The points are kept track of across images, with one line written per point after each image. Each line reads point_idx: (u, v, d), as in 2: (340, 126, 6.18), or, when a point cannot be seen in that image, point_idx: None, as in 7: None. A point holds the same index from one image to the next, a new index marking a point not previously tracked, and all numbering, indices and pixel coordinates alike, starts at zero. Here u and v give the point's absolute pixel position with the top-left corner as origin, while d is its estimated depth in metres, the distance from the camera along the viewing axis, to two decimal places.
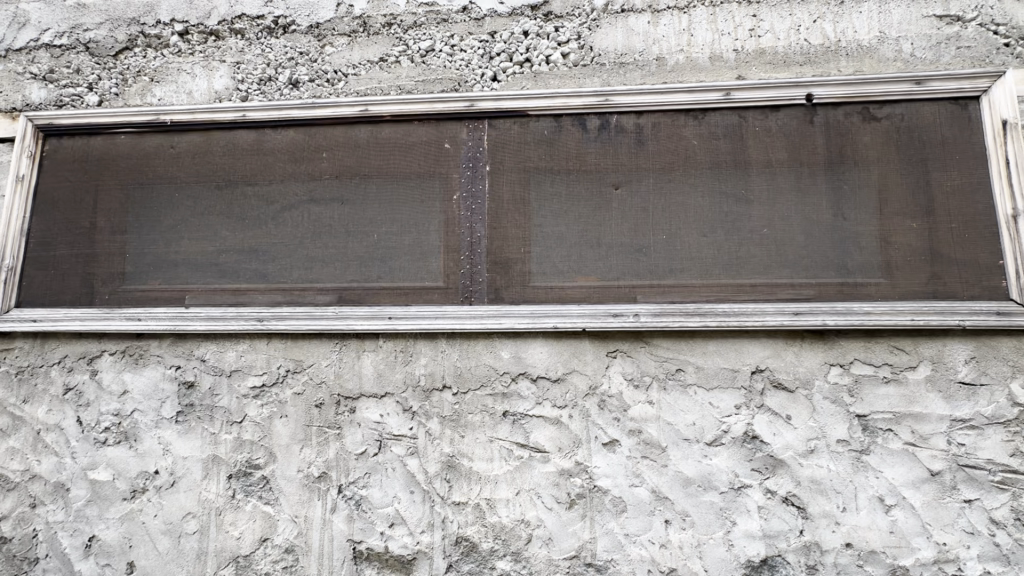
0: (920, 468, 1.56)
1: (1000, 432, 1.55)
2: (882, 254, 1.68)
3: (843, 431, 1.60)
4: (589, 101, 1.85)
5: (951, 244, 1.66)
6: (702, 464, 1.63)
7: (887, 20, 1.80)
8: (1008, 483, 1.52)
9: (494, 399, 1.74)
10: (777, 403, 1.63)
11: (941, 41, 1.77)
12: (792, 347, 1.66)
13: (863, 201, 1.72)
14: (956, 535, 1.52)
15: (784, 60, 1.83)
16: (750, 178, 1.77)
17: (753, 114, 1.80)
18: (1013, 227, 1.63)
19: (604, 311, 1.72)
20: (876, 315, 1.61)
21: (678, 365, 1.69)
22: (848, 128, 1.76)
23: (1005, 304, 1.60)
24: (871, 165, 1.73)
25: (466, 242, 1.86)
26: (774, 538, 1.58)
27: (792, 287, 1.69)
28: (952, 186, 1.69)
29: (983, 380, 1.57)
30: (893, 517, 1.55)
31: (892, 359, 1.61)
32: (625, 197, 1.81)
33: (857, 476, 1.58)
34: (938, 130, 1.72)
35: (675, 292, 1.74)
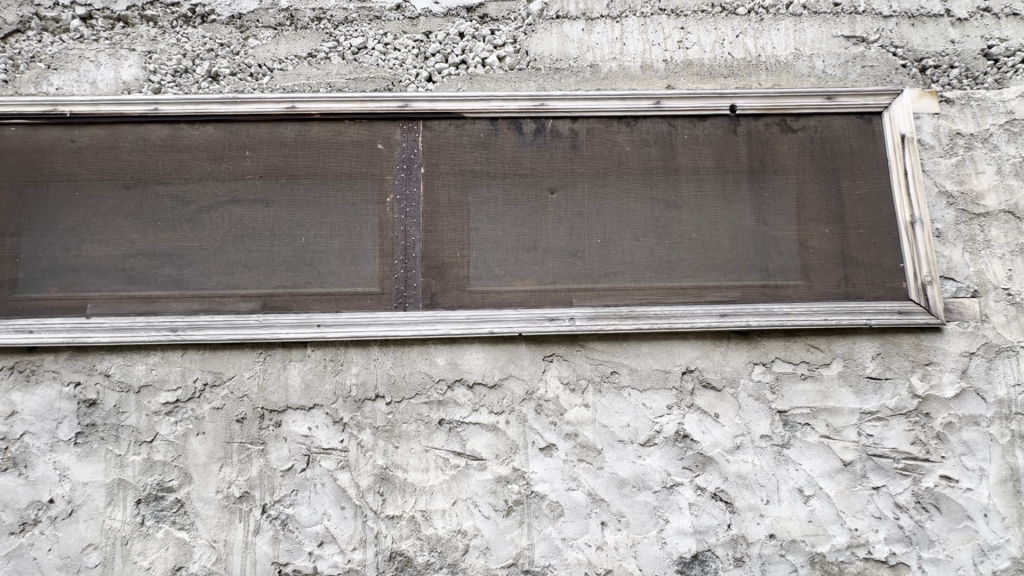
0: (834, 459, 1.65)
1: (902, 422, 1.67)
2: (799, 258, 1.78)
3: (766, 427, 1.67)
4: (525, 105, 1.86)
5: (858, 248, 1.78)
6: (636, 464, 1.66)
7: (801, 38, 1.92)
8: (909, 469, 1.64)
9: (429, 407, 1.70)
10: (705, 402, 1.69)
11: (848, 60, 1.91)
12: (718, 347, 1.72)
13: (781, 208, 1.81)
14: (866, 520, 1.62)
15: (709, 72, 1.91)
16: (679, 184, 1.83)
17: (682, 122, 1.86)
18: (911, 232, 1.77)
19: (540, 315, 1.72)
20: (793, 315, 1.71)
21: (612, 368, 1.71)
22: (768, 138, 1.85)
23: (906, 304, 1.73)
24: (789, 174, 1.83)
25: (400, 246, 1.80)
26: (704, 534, 1.63)
27: (719, 289, 1.76)
28: (860, 194, 1.82)
29: (888, 375, 1.69)
30: (811, 507, 1.63)
31: (809, 357, 1.71)
32: (561, 202, 1.82)
33: (778, 469, 1.65)
34: (846, 142, 1.85)
35: (610, 295, 1.76)
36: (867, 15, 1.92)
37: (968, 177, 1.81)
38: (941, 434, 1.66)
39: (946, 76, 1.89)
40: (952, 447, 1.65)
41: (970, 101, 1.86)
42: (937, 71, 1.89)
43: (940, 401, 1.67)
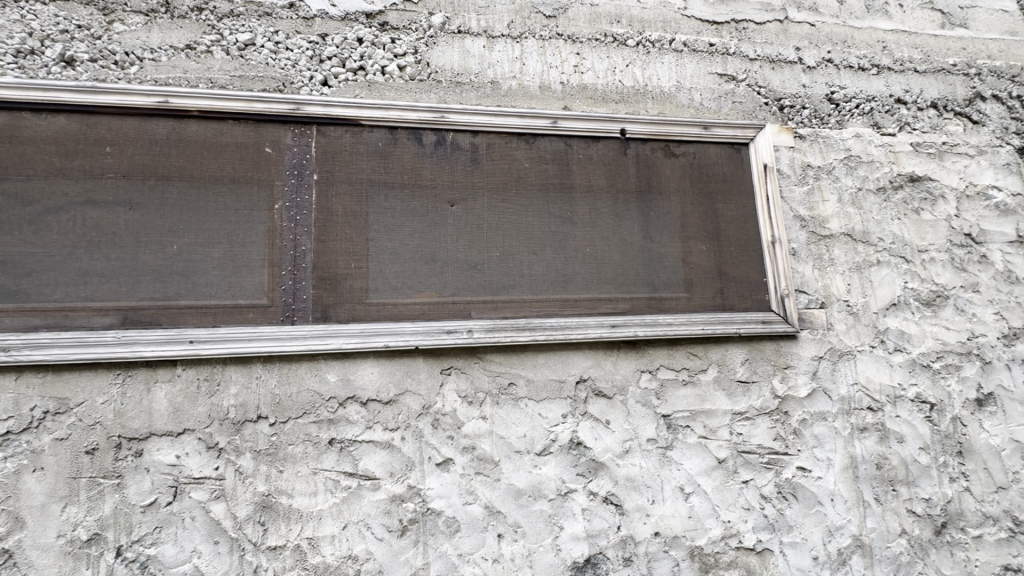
0: (710, 457, 1.80)
1: (766, 421, 1.86)
2: (681, 272, 1.93)
3: (651, 430, 1.78)
4: (425, 116, 1.85)
5: (730, 264, 1.97)
6: (532, 474, 1.69)
7: (682, 72, 2.11)
8: (773, 463, 1.83)
9: (319, 427, 1.61)
10: (598, 409, 1.76)
11: (721, 95, 2.12)
12: (609, 357, 1.81)
13: (666, 226, 1.96)
14: (737, 512, 1.78)
15: (603, 96, 2.03)
16: (574, 201, 1.91)
17: (578, 142, 1.96)
18: (772, 251, 1.99)
19: (437, 328, 1.70)
20: (675, 325, 1.84)
21: (510, 379, 1.73)
22: (654, 161, 2.00)
23: (768, 314, 1.94)
24: (671, 195, 1.99)
25: (289, 256, 1.70)
26: (596, 537, 1.69)
27: (610, 301, 1.85)
28: (731, 216, 2.01)
29: (755, 378, 1.88)
30: (690, 503, 1.76)
31: (689, 363, 1.85)
32: (460, 214, 1.83)
33: (663, 470, 1.77)
34: (720, 168, 2.05)
35: (508, 308, 1.78)
36: (736, 56, 2.16)
37: (817, 203, 2.08)
38: (797, 429, 1.87)
39: (799, 115, 2.17)
40: (806, 441, 1.86)
41: (817, 137, 2.15)
42: (792, 110, 2.17)
43: (796, 401, 1.89)
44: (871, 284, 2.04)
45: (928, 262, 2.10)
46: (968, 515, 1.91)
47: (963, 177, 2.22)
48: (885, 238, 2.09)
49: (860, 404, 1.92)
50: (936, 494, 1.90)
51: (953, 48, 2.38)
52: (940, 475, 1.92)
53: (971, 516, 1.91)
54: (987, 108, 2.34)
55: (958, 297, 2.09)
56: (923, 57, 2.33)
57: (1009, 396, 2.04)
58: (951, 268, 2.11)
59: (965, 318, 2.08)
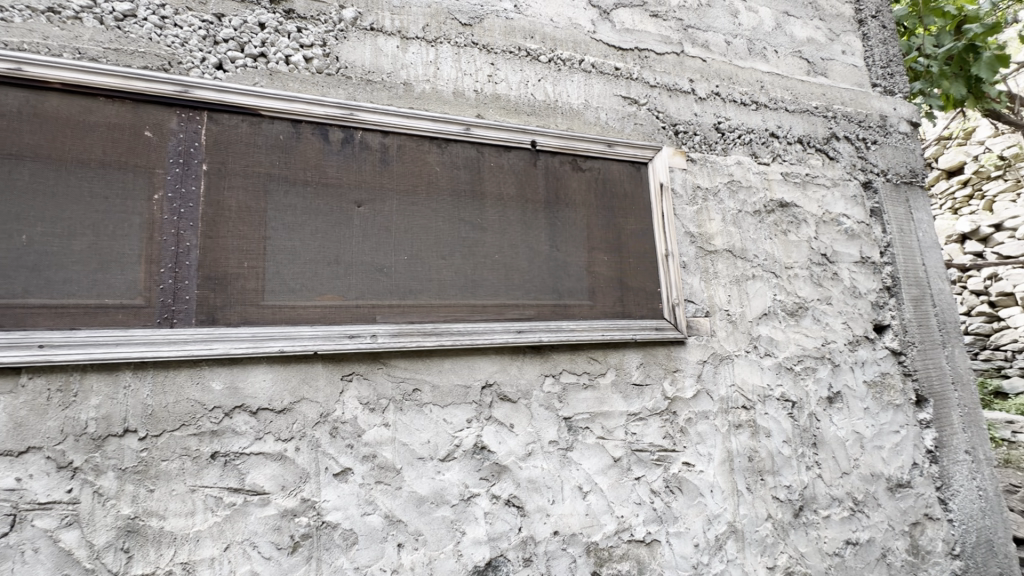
0: (607, 456, 1.90)
1: (658, 420, 2.00)
2: (584, 281, 2.03)
3: (553, 432, 1.85)
4: (332, 112, 1.78)
5: (629, 274, 2.11)
6: (435, 480, 1.68)
7: (589, 91, 2.24)
8: (662, 459, 1.98)
9: (200, 439, 1.48)
10: (502, 413, 1.80)
11: (624, 116, 2.28)
12: (515, 362, 1.85)
13: (571, 236, 2.05)
14: (630, 507, 1.90)
15: (515, 108, 2.09)
16: (484, 208, 1.94)
17: (489, 150, 1.99)
18: (666, 264, 2.15)
19: (338, 332, 1.64)
20: (577, 331, 1.93)
21: (414, 385, 1.72)
22: (562, 174, 2.09)
23: (661, 322, 2.09)
24: (577, 207, 2.09)
25: (170, 252, 1.55)
26: (497, 540, 1.72)
27: (517, 307, 1.89)
28: (631, 229, 2.16)
29: (648, 381, 2.02)
30: (588, 501, 1.85)
31: (589, 368, 1.95)
32: (367, 216, 1.78)
33: (563, 470, 1.84)
34: (622, 184, 2.19)
35: (415, 312, 1.76)
36: (638, 81, 2.33)
37: (705, 221, 2.29)
38: (683, 428, 2.04)
39: (691, 140, 2.38)
40: (691, 438, 2.04)
41: (706, 162, 2.37)
42: (686, 135, 2.37)
43: (683, 401, 2.06)
44: (747, 296, 2.29)
45: (793, 277, 2.40)
46: (820, 498, 2.20)
47: (821, 205, 2.57)
48: (760, 255, 2.36)
49: (736, 403, 2.14)
50: (795, 481, 2.17)
51: (816, 93, 2.76)
52: (799, 464, 2.20)
53: (822, 498, 2.20)
54: (840, 147, 2.73)
55: (815, 308, 2.41)
56: (793, 98, 2.67)
57: (852, 393, 2.39)
58: (810, 283, 2.43)
59: (820, 327, 2.40)
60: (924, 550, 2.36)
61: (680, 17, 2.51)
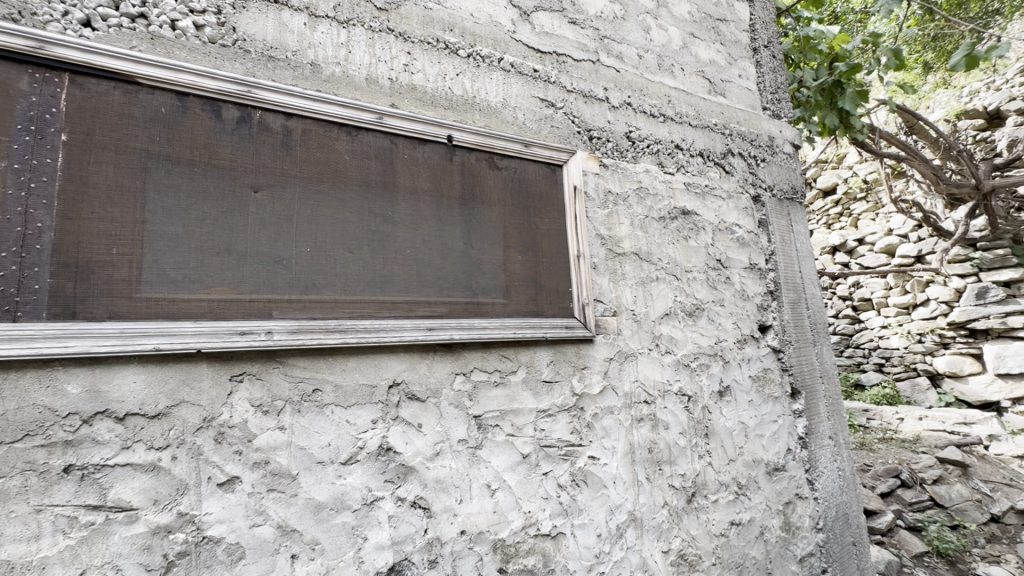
0: (515, 453, 1.92)
1: (566, 416, 2.06)
2: (497, 279, 2.03)
3: (462, 431, 1.83)
4: (226, 87, 1.62)
5: (542, 274, 2.14)
6: (335, 485, 1.59)
7: (507, 90, 2.24)
8: (569, 454, 2.03)
9: (49, 451, 1.28)
10: (409, 413, 1.75)
11: (541, 117, 2.31)
12: (425, 360, 1.81)
13: (485, 234, 2.05)
14: (537, 502, 1.93)
15: (431, 100, 2.05)
16: (396, 201, 1.87)
17: (403, 141, 1.93)
18: (578, 264, 2.21)
19: (226, 328, 1.49)
20: (489, 329, 1.93)
21: (314, 385, 1.62)
22: (478, 171, 2.08)
23: (571, 320, 2.15)
24: (492, 205, 2.08)
25: (15, 233, 1.32)
26: (401, 544, 1.66)
27: (428, 305, 1.85)
28: (545, 229, 2.20)
29: (557, 378, 2.07)
30: (495, 499, 1.85)
31: (500, 365, 1.95)
32: (265, 203, 1.64)
33: (471, 469, 1.83)
34: (538, 185, 2.22)
35: (317, 308, 1.66)
36: (556, 85, 2.38)
37: (614, 225, 2.39)
38: (589, 423, 2.11)
39: (604, 146, 2.47)
40: (596, 432, 2.12)
41: (617, 168, 2.48)
42: (599, 141, 2.46)
43: (590, 397, 2.13)
44: (651, 296, 2.42)
45: (691, 280, 2.58)
46: (710, 484, 2.39)
47: (717, 215, 2.79)
48: (663, 259, 2.50)
49: (638, 398, 2.26)
50: (689, 469, 2.33)
51: (716, 111, 2.99)
52: (693, 453, 2.37)
53: (711, 484, 2.39)
54: (735, 162, 2.98)
55: (710, 309, 2.61)
56: (696, 114, 2.87)
57: (739, 388, 2.62)
58: (706, 286, 2.63)
59: (714, 326, 2.60)
60: (795, 525, 2.65)
61: (597, 26, 2.60)
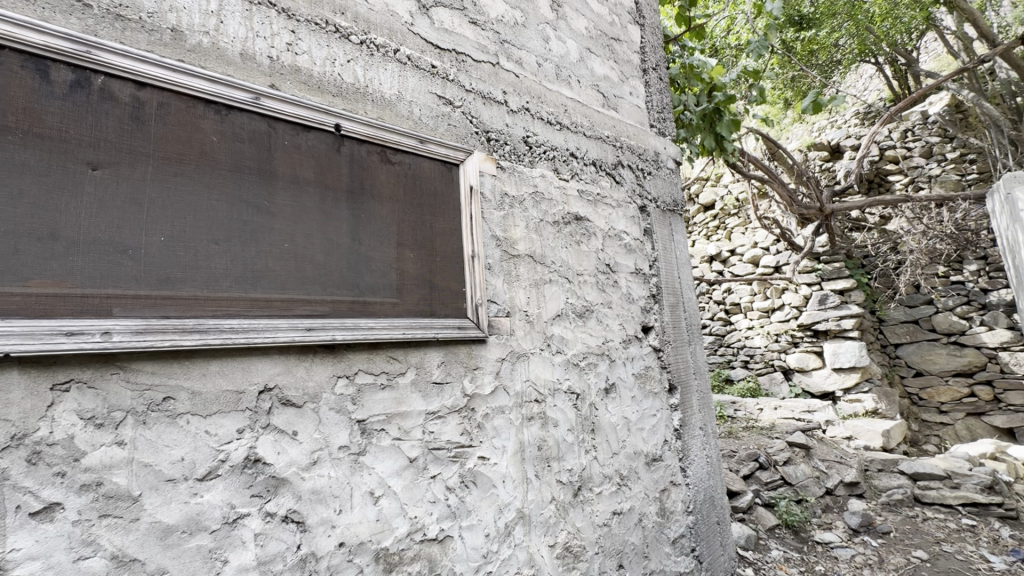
0: (402, 457, 1.86)
1: (456, 418, 2.03)
2: (387, 277, 1.96)
3: (344, 437, 1.73)
4: (57, 43, 1.37)
5: (436, 274, 2.10)
6: (188, 505, 1.42)
7: (403, 83, 2.17)
8: (458, 456, 2.01)
9: None
10: (282, 420, 1.62)
11: (438, 115, 2.27)
12: (302, 363, 1.69)
13: (375, 230, 1.96)
14: (423, 507, 1.88)
15: (318, 85, 1.92)
16: (273, 190, 1.72)
17: (284, 126, 1.78)
18: (472, 264, 2.20)
19: (49, 327, 1.26)
20: (377, 329, 1.84)
21: (165, 392, 1.44)
22: (369, 164, 1.98)
23: (464, 321, 2.13)
24: (384, 200, 2.00)
25: None
26: (269, 563, 1.53)
27: (308, 303, 1.73)
28: (440, 228, 2.16)
29: (448, 379, 2.04)
30: (379, 507, 1.77)
31: (388, 367, 1.88)
32: (106, 183, 1.42)
33: (352, 477, 1.73)
34: (433, 183, 2.17)
35: (172, 306, 1.47)
36: (454, 83, 2.36)
37: (510, 227, 2.42)
38: (480, 423, 2.11)
39: (502, 149, 2.50)
40: (487, 432, 2.12)
41: (514, 171, 2.51)
42: (497, 143, 2.48)
43: (481, 398, 2.13)
44: (544, 298, 2.48)
45: (582, 283, 2.70)
46: (595, 477, 2.51)
47: (607, 222, 2.95)
48: (556, 262, 2.59)
49: (529, 397, 2.31)
50: (576, 464, 2.43)
51: (608, 124, 3.17)
52: (580, 449, 2.47)
53: (596, 477, 2.51)
54: (625, 174, 3.18)
55: (598, 311, 2.75)
56: (590, 125, 3.02)
57: (623, 384, 2.79)
58: (596, 288, 2.77)
59: (602, 327, 2.75)
60: (669, 510, 2.88)
61: (497, 29, 2.62)
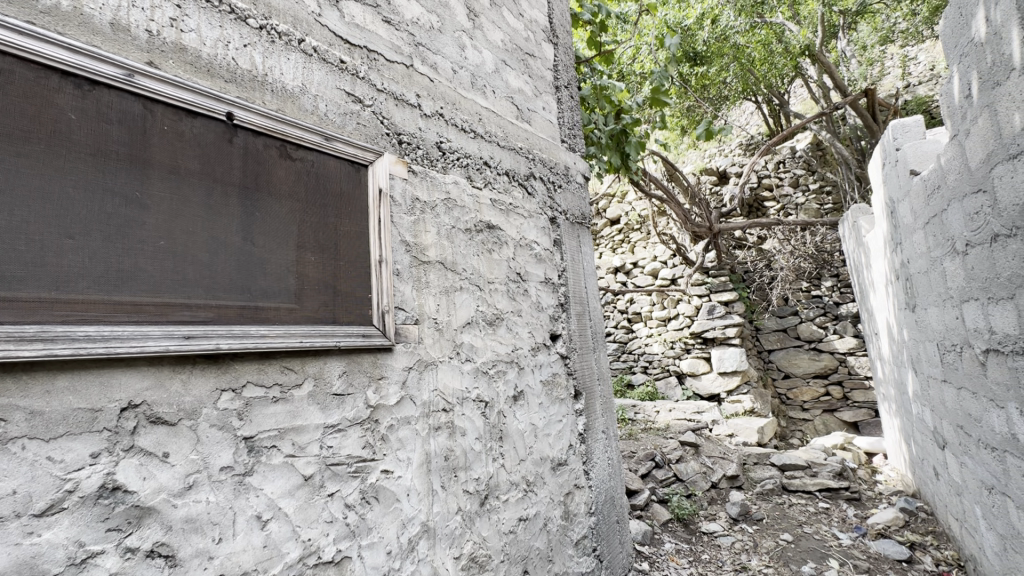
0: (295, 476, 1.72)
1: (357, 430, 1.93)
2: (284, 281, 1.81)
3: (227, 457, 1.57)
4: None
5: (339, 279, 1.99)
6: (22, 546, 1.20)
7: (308, 75, 2.05)
8: (360, 470, 1.91)
9: None
10: (151, 441, 1.43)
11: (346, 112, 2.17)
12: (178, 375, 1.51)
13: (271, 230, 1.81)
14: (319, 527, 1.76)
15: (207, 68, 1.75)
16: (148, 180, 1.53)
17: (164, 110, 1.59)
18: (379, 269, 2.11)
19: None
20: (270, 337, 1.70)
21: None
22: (265, 158, 1.83)
23: (369, 328, 2.03)
24: (282, 198, 1.86)
25: None
26: None
27: (188, 308, 1.54)
28: (344, 230, 2.05)
29: (350, 390, 1.94)
30: (267, 531, 1.63)
31: (281, 379, 1.74)
32: None
33: (236, 501, 1.57)
34: (338, 183, 2.06)
35: (7, 309, 1.24)
36: (364, 81, 2.27)
37: (420, 232, 2.36)
38: (384, 435, 2.02)
39: (414, 153, 2.44)
40: (391, 444, 2.04)
41: (426, 176, 2.47)
42: (409, 147, 2.42)
43: (386, 408, 2.05)
44: (454, 305, 2.46)
45: (493, 291, 2.71)
46: (501, 485, 2.51)
47: (518, 231, 3.00)
48: (467, 269, 2.57)
49: (437, 407, 2.26)
50: (482, 473, 2.42)
51: (522, 136, 3.24)
52: (487, 457, 2.46)
53: (503, 485, 2.52)
54: (536, 186, 3.26)
55: (508, 319, 2.78)
56: (503, 136, 3.06)
57: (531, 392, 2.84)
58: (506, 297, 2.80)
59: (511, 335, 2.78)
60: (573, 513, 2.97)
61: (412, 31, 2.58)
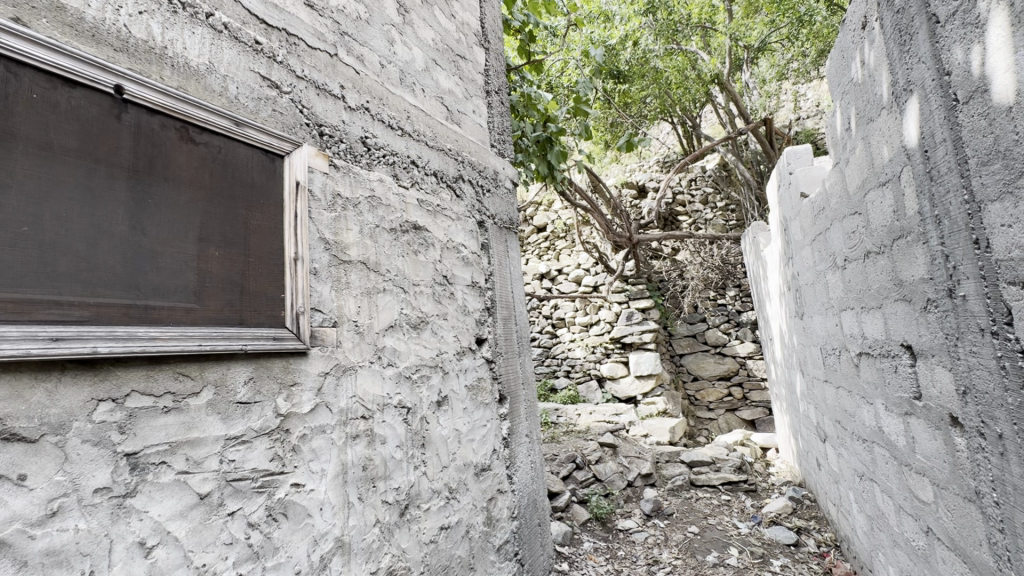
0: (189, 495, 1.55)
1: (265, 442, 1.77)
2: (181, 278, 1.63)
3: (103, 477, 1.38)
4: None
5: (247, 277, 1.83)
6: None
7: (217, 53, 1.87)
8: (266, 485, 1.75)
9: None
10: (2, 462, 1.22)
11: (260, 97, 2.01)
12: (42, 383, 1.30)
13: (167, 220, 1.62)
14: (216, 551, 1.59)
15: (92, 33, 1.53)
16: (10, 156, 1.31)
17: (34, 76, 1.37)
18: (293, 267, 1.96)
19: None
20: (162, 340, 1.51)
21: None
22: (163, 140, 1.64)
23: (280, 331, 1.88)
24: (181, 186, 1.67)
25: None
26: None
27: (58, 306, 1.34)
28: (255, 224, 1.88)
29: (257, 398, 1.78)
30: (151, 560, 1.44)
31: (175, 387, 1.56)
32: None
33: (113, 527, 1.38)
34: (249, 173, 1.90)
35: None
36: (282, 66, 2.12)
37: (342, 230, 2.23)
38: (295, 446, 1.87)
39: (336, 146, 2.31)
40: (303, 456, 1.89)
41: (349, 171, 2.34)
42: (331, 139, 2.29)
43: (298, 417, 1.90)
44: (376, 307, 2.35)
45: (417, 294, 2.63)
46: (422, 494, 2.43)
47: (446, 234, 2.95)
48: (391, 271, 2.48)
49: (355, 414, 2.14)
50: (403, 482, 2.33)
51: (451, 138, 3.20)
52: (408, 465, 2.37)
53: (424, 493, 2.44)
54: (465, 188, 3.23)
55: (433, 322, 2.72)
56: (432, 136, 3.00)
57: (455, 397, 2.79)
58: (431, 299, 2.73)
59: (436, 339, 2.72)
60: (495, 518, 2.96)
61: (337, 20, 2.45)
